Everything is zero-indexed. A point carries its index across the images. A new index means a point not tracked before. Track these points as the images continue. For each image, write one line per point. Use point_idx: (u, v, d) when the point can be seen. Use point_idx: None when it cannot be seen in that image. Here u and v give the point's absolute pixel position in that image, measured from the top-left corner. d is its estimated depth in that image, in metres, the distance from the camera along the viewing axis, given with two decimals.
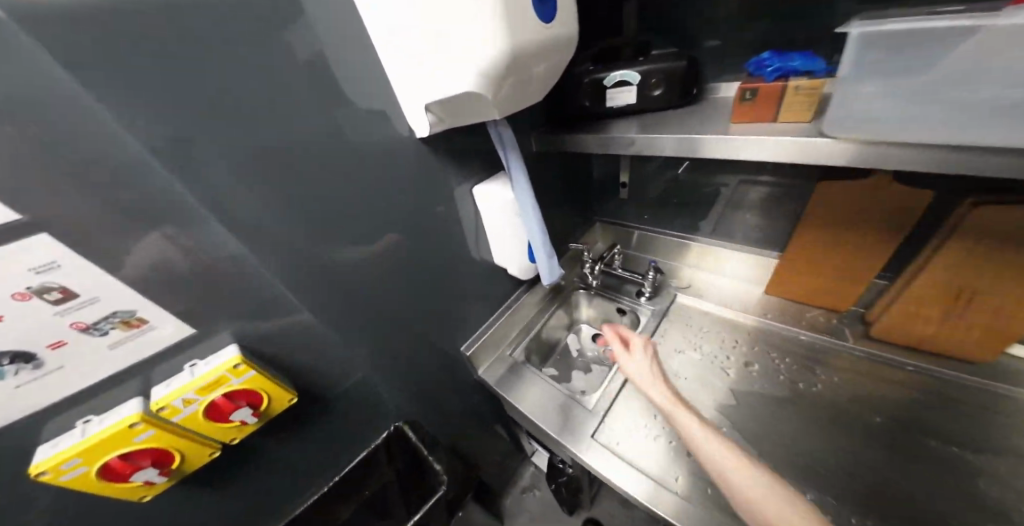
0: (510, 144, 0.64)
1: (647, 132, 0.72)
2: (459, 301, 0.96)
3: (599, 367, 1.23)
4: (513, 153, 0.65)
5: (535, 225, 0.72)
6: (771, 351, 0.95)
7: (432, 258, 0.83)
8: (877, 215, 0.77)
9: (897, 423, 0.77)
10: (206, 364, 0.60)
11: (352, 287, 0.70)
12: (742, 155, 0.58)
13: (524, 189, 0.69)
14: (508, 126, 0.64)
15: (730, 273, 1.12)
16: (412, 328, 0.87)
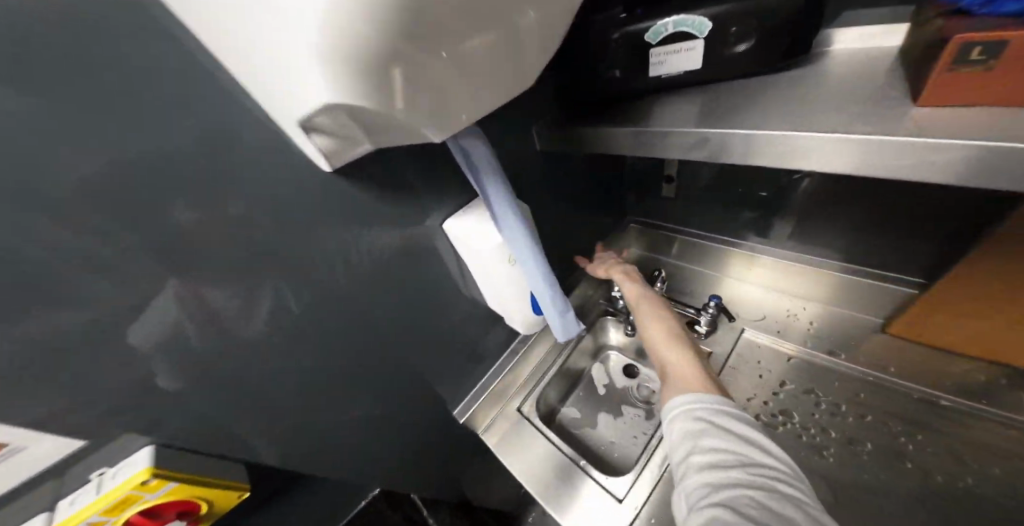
0: (488, 164, 0.37)
1: (734, 118, 0.41)
2: (445, 356, 0.72)
3: (631, 409, 0.95)
4: (496, 176, 0.39)
5: (537, 272, 0.49)
6: (889, 421, 0.62)
7: (407, 314, 0.58)
8: None
9: None
10: (114, 474, 0.36)
11: (284, 390, 0.46)
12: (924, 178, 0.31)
13: (516, 228, 0.43)
14: (482, 137, 0.36)
15: (830, 297, 0.76)
16: (383, 403, 0.65)
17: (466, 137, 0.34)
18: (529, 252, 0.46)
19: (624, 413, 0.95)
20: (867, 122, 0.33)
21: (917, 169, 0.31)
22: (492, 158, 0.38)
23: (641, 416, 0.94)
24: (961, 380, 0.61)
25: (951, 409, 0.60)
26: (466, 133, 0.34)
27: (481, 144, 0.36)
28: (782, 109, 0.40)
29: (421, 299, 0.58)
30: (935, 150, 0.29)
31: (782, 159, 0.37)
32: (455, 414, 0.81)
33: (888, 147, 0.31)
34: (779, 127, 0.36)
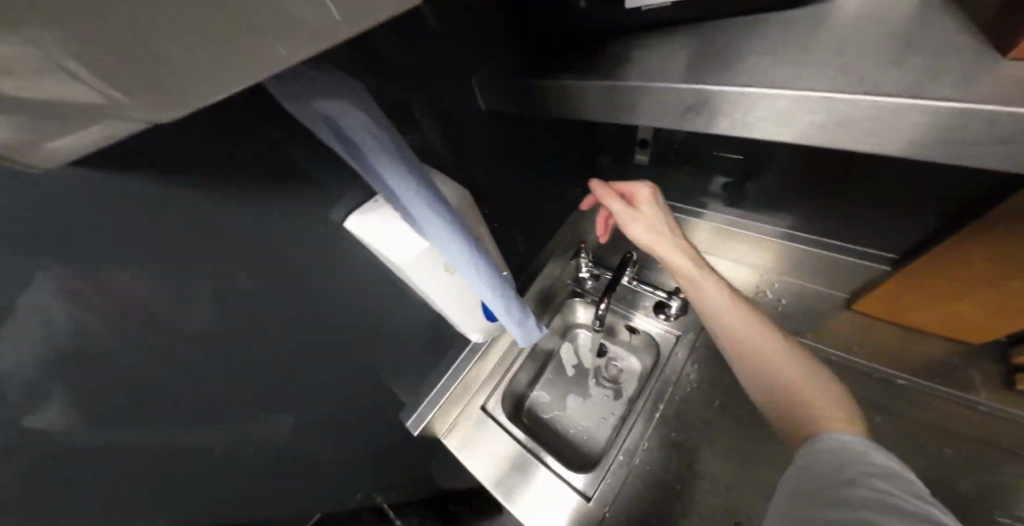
0: (380, 146, 0.23)
1: (741, 69, 0.29)
2: (395, 369, 0.61)
3: (595, 389, 0.88)
4: (398, 162, 0.25)
5: (485, 279, 0.39)
6: (855, 404, 0.56)
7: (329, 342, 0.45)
8: None
9: None
10: None
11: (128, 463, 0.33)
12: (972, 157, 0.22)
13: (446, 230, 0.31)
14: (367, 108, 0.22)
15: (810, 272, 0.68)
16: (317, 432, 0.53)
17: (333, 106, 0.21)
18: (470, 256, 0.35)
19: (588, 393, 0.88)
20: (917, 76, 0.23)
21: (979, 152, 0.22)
22: (387, 134, 0.24)
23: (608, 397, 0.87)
24: (925, 360, 0.56)
25: (908, 389, 0.55)
26: (325, 94, 0.20)
27: (363, 117, 0.22)
28: (805, 56, 0.28)
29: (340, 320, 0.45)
30: (1015, 139, 0.20)
31: (810, 137, 0.26)
32: (406, 421, 0.71)
33: (964, 120, 0.21)
34: (811, 85, 0.25)
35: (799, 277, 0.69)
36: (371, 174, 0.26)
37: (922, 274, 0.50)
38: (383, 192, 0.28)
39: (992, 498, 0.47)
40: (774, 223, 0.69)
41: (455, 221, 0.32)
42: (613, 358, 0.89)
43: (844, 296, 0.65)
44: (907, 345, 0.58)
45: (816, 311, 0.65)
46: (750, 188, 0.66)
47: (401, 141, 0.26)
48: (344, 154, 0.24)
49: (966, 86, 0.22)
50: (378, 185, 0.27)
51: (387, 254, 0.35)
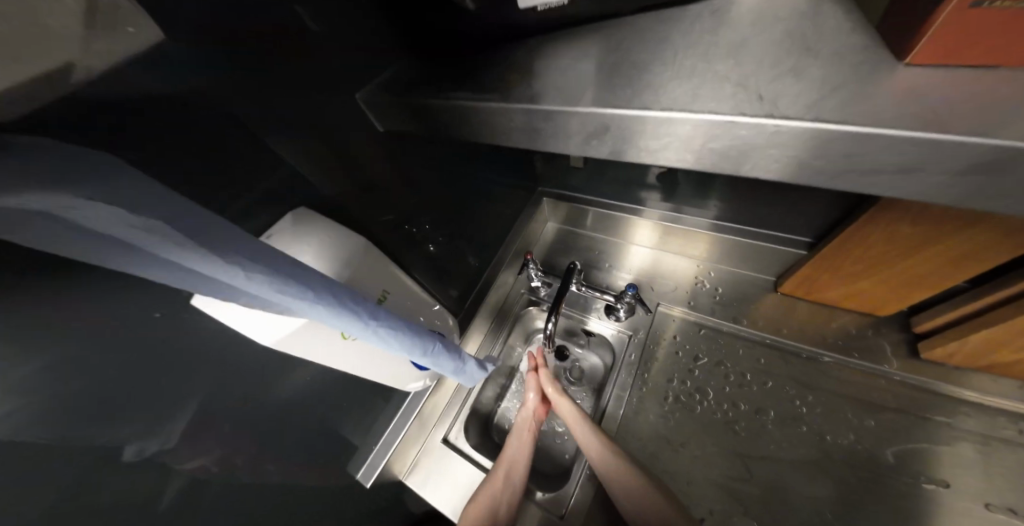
0: (151, 237, 0.18)
1: (638, 81, 0.26)
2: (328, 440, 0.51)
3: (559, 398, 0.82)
4: (198, 248, 0.20)
5: (398, 345, 0.33)
6: (788, 383, 0.58)
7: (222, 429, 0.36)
8: (999, 238, 0.39)
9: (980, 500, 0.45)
10: None
11: None
12: (876, 185, 0.20)
13: (314, 309, 0.25)
14: (96, 202, 0.17)
15: (741, 261, 0.70)
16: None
17: (41, 202, 0.16)
18: (365, 328, 0.29)
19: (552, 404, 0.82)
20: (817, 83, 0.21)
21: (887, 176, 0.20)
22: (169, 222, 0.19)
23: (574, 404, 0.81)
24: (841, 334, 0.59)
25: (834, 367, 0.57)
26: (18, 193, 0.15)
27: (95, 206, 0.17)
28: (705, 58, 0.25)
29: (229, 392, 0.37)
30: (920, 167, 0.18)
31: (717, 162, 0.23)
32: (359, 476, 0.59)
33: (865, 146, 0.19)
34: (712, 100, 0.22)
35: (731, 264, 0.71)
36: (177, 272, 0.20)
37: (832, 255, 0.53)
38: (211, 288, 0.22)
39: (905, 463, 0.49)
40: (705, 214, 0.68)
41: (328, 294, 0.26)
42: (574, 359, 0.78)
43: (770, 280, 0.68)
44: (826, 322, 0.60)
45: (747, 298, 0.68)
46: (683, 179, 0.65)
47: (205, 218, 0.21)
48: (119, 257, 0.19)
49: (869, 97, 0.19)
50: (198, 283, 0.21)
51: (257, 336, 0.30)
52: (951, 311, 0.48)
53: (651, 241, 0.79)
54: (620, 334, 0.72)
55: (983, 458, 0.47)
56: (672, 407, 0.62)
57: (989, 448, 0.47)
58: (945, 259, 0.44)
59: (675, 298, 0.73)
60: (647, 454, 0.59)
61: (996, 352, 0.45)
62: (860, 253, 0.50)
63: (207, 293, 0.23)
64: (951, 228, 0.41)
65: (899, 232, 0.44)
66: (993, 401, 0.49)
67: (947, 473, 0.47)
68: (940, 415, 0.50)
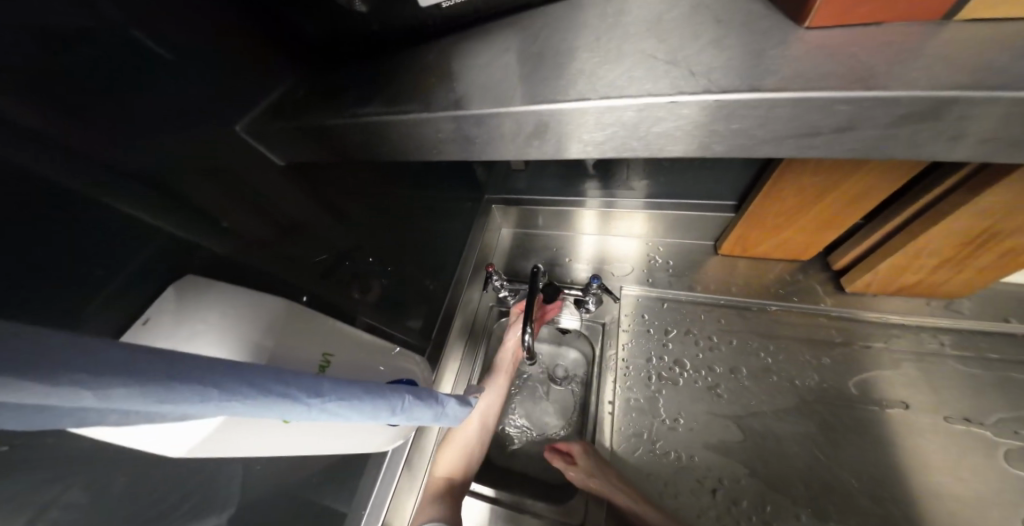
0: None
1: (568, 70, 0.24)
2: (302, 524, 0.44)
3: (545, 404, 0.74)
4: (37, 379, 0.13)
5: (358, 414, 0.28)
6: (751, 338, 0.66)
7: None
8: (872, 183, 0.46)
9: (899, 409, 0.57)
10: None
11: None
12: (814, 156, 0.21)
13: (224, 408, 0.19)
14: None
15: (683, 232, 0.74)
16: None
17: None
18: (308, 411, 0.23)
19: (541, 410, 0.74)
20: (744, 48, 0.20)
21: (825, 147, 0.20)
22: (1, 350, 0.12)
23: (564, 403, 0.74)
24: (780, 283, 0.68)
25: (779, 313, 0.66)
26: None
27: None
28: (627, 36, 0.24)
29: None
30: (854, 128, 0.18)
31: (669, 145, 0.22)
32: None
33: (802, 111, 0.18)
34: (650, 79, 0.20)
35: (676, 238, 0.76)
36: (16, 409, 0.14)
37: (753, 216, 0.59)
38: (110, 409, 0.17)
39: (865, 391, 0.59)
40: (634, 195, 0.72)
41: (241, 385, 0.20)
42: (552, 359, 0.77)
43: (710, 244, 0.74)
44: (764, 274, 0.69)
45: (696, 265, 0.73)
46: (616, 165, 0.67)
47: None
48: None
49: (802, 56, 0.19)
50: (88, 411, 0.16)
51: (163, 451, 0.24)
52: (864, 241, 0.55)
53: (599, 229, 0.80)
54: (598, 326, 0.74)
55: (897, 370, 0.59)
56: (662, 384, 0.65)
57: (923, 363, 0.59)
58: (839, 206, 0.51)
59: (635, 278, 0.76)
60: (646, 436, 0.62)
61: (909, 271, 0.53)
62: (780, 209, 0.55)
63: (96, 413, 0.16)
64: (833, 182, 0.47)
65: (800, 190, 0.50)
66: (902, 318, 0.61)
67: (879, 392, 0.58)
68: (863, 340, 0.62)
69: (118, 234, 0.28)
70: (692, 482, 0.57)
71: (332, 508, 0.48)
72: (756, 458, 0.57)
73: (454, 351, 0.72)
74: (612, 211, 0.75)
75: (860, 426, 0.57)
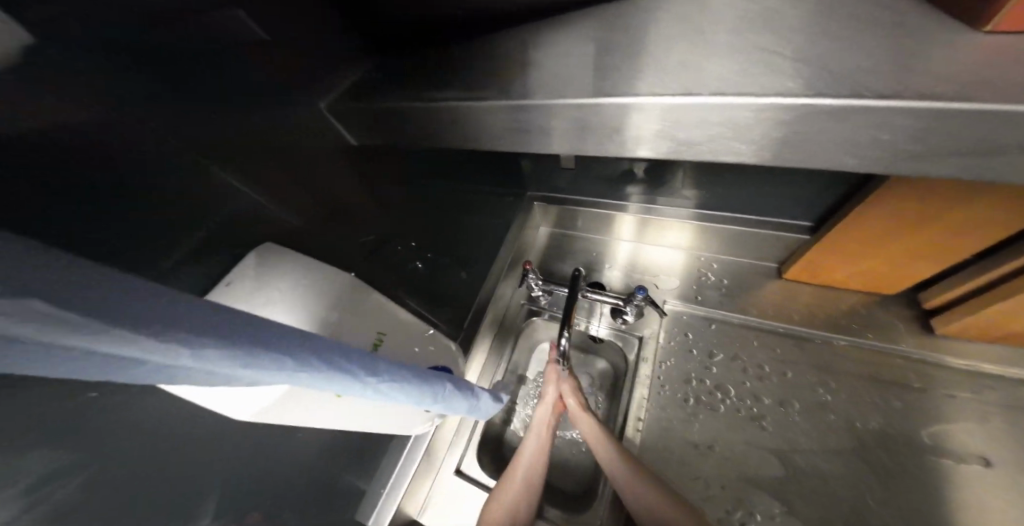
0: (31, 323, 0.12)
1: (668, 63, 0.22)
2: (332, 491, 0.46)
3: None
4: (128, 328, 0.14)
5: (406, 397, 0.28)
6: (807, 372, 0.60)
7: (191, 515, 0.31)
8: (993, 216, 0.39)
9: (992, 474, 0.48)
10: None
11: None
12: (972, 171, 0.17)
13: (294, 378, 0.19)
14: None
15: (739, 249, 0.69)
16: None
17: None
18: (363, 388, 0.24)
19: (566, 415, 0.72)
20: (897, 46, 0.17)
21: (999, 164, 0.16)
22: (77, 301, 0.13)
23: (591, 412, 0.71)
24: (851, 316, 0.61)
25: (848, 349, 0.60)
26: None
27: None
28: (738, 27, 0.22)
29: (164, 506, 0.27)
30: None
31: (782, 151, 0.20)
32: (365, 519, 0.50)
33: (979, 124, 0.15)
34: (780, 79, 0.18)
35: (732, 255, 0.70)
36: (102, 360, 0.14)
37: (830, 239, 0.53)
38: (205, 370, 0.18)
39: (940, 443, 0.51)
40: (685, 204, 0.68)
41: (312, 357, 0.20)
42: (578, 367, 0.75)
43: (772, 266, 0.68)
44: (831, 304, 0.63)
45: (751, 287, 0.68)
46: (669, 172, 0.63)
47: (85, 278, 0.14)
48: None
49: (985, 57, 0.15)
50: (185, 371, 0.17)
51: (229, 413, 0.26)
52: (973, 280, 0.47)
53: (644, 237, 0.76)
54: (634, 338, 0.70)
55: (984, 426, 0.51)
56: (700, 407, 0.61)
57: None
58: (945, 237, 0.44)
59: (679, 292, 0.72)
60: (676, 461, 0.58)
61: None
62: (865, 235, 0.49)
63: (185, 376, 0.17)
64: (945, 211, 0.41)
65: (898, 216, 0.44)
66: (1002, 370, 0.53)
67: (964, 449, 0.50)
68: (945, 389, 0.54)
69: (139, 229, 0.27)
70: (721, 512, 0.53)
71: (357, 481, 0.50)
72: (802, 502, 0.52)
73: (484, 345, 0.71)
74: (654, 220, 0.72)
75: (917, 479, 0.50)
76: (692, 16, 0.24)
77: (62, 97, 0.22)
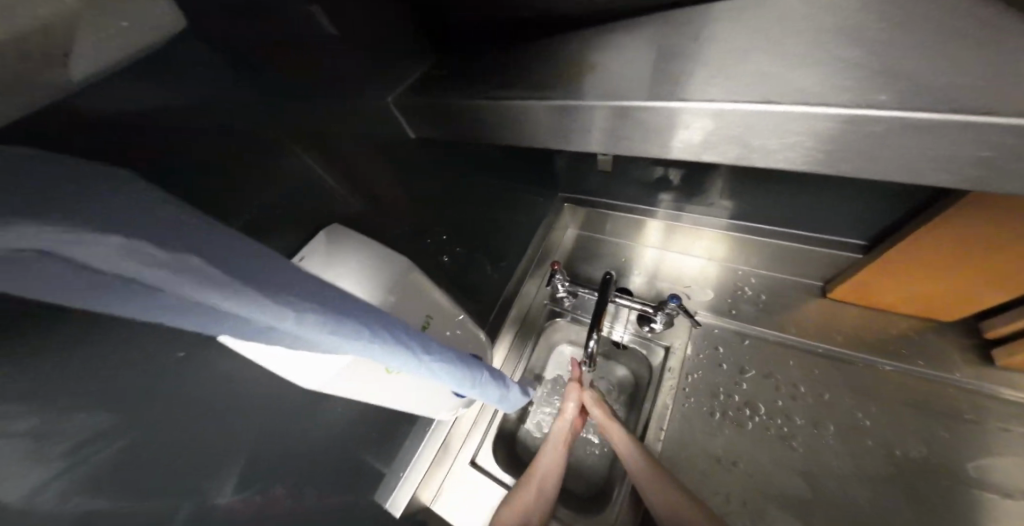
0: (181, 276, 0.13)
1: (745, 70, 0.22)
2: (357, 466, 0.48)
3: None
4: (248, 287, 0.15)
5: (449, 378, 0.29)
6: (845, 395, 0.57)
7: (238, 475, 0.33)
8: None
9: None
10: None
11: None
12: None
13: (367, 348, 0.21)
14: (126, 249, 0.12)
15: (782, 265, 0.66)
16: None
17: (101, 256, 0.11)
18: (418, 364, 0.25)
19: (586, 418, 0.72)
20: (1000, 60, 0.17)
21: None
22: (209, 260, 0.14)
23: None
24: (902, 342, 0.58)
25: (893, 375, 0.57)
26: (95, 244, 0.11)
27: (110, 239, 0.11)
28: (820, 35, 0.21)
29: (210, 468, 0.29)
30: None
31: (865, 160, 0.20)
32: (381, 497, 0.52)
33: None
34: (870, 91, 0.18)
35: (773, 270, 0.68)
36: (229, 319, 0.16)
37: (885, 259, 0.50)
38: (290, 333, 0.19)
39: (984, 477, 0.48)
40: (718, 214, 0.66)
41: (381, 329, 0.22)
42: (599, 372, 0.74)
43: (816, 284, 0.66)
44: (881, 327, 0.60)
45: (792, 304, 0.66)
46: (705, 181, 0.62)
47: (206, 235, 0.15)
48: (86, 299, 0.13)
49: None
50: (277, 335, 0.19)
51: (299, 381, 0.28)
52: None
53: (677, 245, 0.75)
54: (660, 347, 0.69)
55: None
56: (727, 422, 0.60)
57: None
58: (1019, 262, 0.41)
59: (712, 304, 0.70)
60: (697, 474, 0.57)
61: None
62: (927, 257, 0.46)
63: (278, 339, 0.18)
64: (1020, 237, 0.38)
65: (965, 238, 0.42)
66: None
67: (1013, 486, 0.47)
68: (1001, 422, 0.51)
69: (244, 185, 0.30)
70: None
71: (378, 461, 0.51)
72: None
73: (506, 341, 0.72)
74: (677, 226, 0.72)
75: (962, 515, 0.47)
76: (767, 23, 0.24)
77: (160, 87, 0.24)
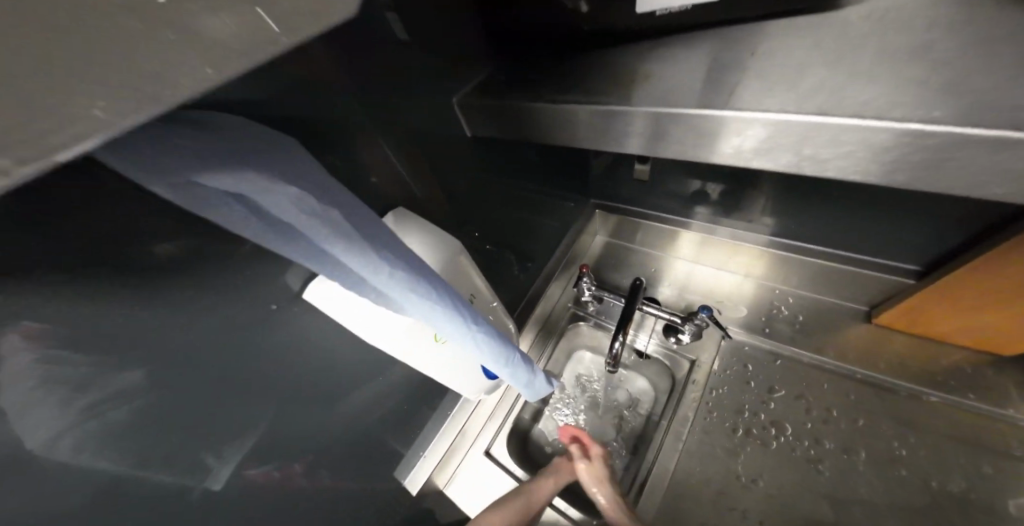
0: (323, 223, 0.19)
1: (802, 83, 0.23)
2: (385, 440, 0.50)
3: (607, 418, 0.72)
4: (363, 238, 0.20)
5: (490, 350, 0.32)
6: (884, 423, 0.55)
7: (289, 426, 0.37)
8: None
9: None
10: None
11: None
12: None
13: (429, 306, 0.24)
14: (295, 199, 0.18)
15: (824, 286, 0.64)
16: None
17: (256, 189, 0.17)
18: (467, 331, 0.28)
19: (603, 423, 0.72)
20: None
21: None
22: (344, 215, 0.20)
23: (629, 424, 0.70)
24: (953, 375, 0.55)
25: (941, 407, 0.54)
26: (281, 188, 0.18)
27: (291, 190, 0.18)
28: (879, 54, 0.22)
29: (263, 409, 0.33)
30: None
31: (922, 171, 0.21)
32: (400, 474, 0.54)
33: None
34: (930, 106, 0.19)
35: (813, 291, 0.66)
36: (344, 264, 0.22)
37: (940, 285, 0.48)
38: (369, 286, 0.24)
39: None
40: (758, 231, 0.65)
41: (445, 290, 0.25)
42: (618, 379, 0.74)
43: (861, 309, 0.63)
44: (930, 358, 0.57)
45: (832, 327, 0.63)
46: (744, 196, 0.61)
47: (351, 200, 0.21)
48: (262, 228, 0.20)
49: None
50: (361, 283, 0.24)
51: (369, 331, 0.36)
52: None
53: (710, 259, 0.74)
54: (684, 359, 0.68)
55: None
56: (752, 440, 0.58)
57: None
58: None
59: (744, 321, 0.68)
60: (716, 488, 0.56)
61: None
62: (988, 286, 0.44)
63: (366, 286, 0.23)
64: None
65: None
66: None
67: None
68: None
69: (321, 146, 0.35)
70: None
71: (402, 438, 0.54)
72: None
73: (529, 340, 0.73)
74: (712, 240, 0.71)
75: None
76: (825, 40, 0.25)
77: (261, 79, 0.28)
